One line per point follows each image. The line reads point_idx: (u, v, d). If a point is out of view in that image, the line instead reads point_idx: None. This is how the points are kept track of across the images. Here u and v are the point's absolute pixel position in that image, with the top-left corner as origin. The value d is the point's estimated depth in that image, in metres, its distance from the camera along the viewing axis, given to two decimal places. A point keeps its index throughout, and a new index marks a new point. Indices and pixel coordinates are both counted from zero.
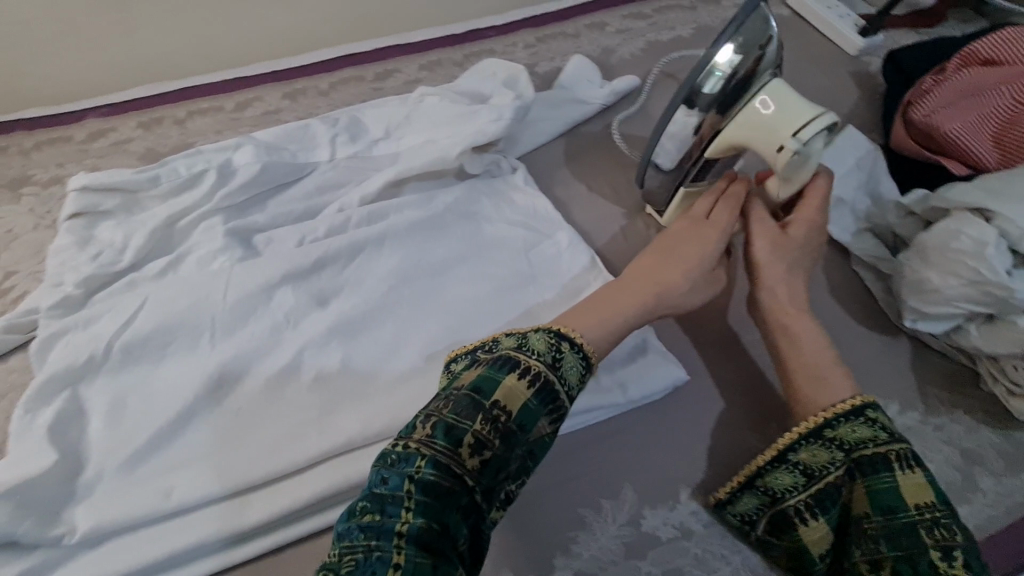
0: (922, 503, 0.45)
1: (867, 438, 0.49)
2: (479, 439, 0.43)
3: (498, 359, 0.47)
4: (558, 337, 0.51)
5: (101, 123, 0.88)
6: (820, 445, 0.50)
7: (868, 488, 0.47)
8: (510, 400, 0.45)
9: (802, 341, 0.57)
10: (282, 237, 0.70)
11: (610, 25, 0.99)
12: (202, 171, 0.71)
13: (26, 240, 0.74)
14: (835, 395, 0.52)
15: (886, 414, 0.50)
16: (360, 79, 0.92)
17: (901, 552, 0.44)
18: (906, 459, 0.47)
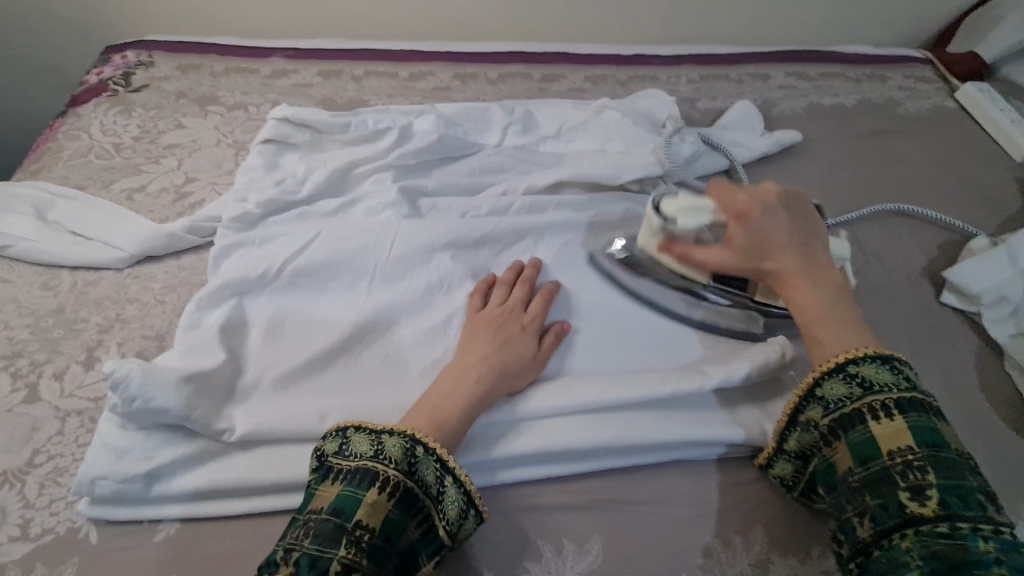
0: (896, 449, 0.44)
1: (888, 381, 0.46)
2: (354, 563, 0.42)
3: (356, 473, 0.45)
4: (414, 440, 0.47)
5: (285, 63, 0.93)
6: (839, 379, 0.48)
7: (850, 441, 0.46)
8: (371, 514, 0.44)
9: (809, 306, 0.52)
10: (446, 206, 0.73)
11: (774, 80, 1.00)
12: (386, 128, 0.75)
13: (207, 151, 0.79)
14: (840, 343, 0.49)
15: (874, 364, 0.47)
16: (527, 77, 0.95)
17: (881, 500, 0.43)
18: (885, 408, 0.45)
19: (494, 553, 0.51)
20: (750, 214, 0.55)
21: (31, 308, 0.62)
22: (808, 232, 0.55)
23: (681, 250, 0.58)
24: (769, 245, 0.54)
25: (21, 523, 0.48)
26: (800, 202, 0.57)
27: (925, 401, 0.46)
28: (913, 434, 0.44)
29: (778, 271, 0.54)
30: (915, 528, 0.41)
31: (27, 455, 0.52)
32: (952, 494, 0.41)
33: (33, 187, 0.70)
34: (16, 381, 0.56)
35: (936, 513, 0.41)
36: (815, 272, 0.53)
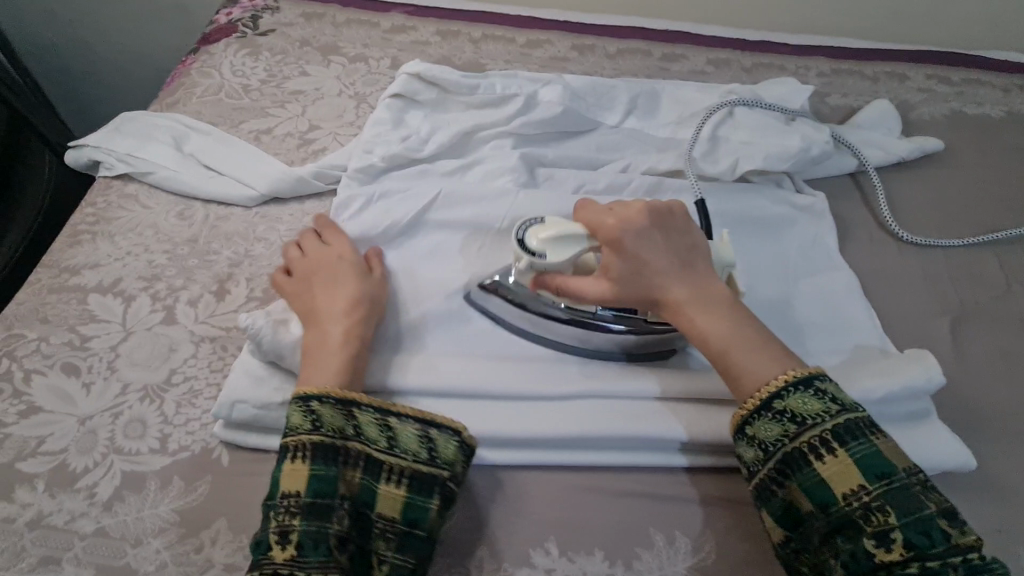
0: (848, 491, 0.42)
1: (818, 410, 0.44)
2: (290, 528, 0.43)
3: (297, 449, 0.45)
4: (340, 400, 0.47)
5: (404, 19, 0.92)
6: (770, 419, 0.45)
7: (801, 484, 0.43)
8: (296, 480, 0.44)
9: (711, 340, 0.48)
10: (564, 176, 0.71)
11: (911, 80, 0.92)
12: (513, 95, 0.73)
13: (329, 101, 0.79)
14: (757, 376, 0.46)
15: (797, 394, 0.45)
16: (647, 55, 0.92)
17: (850, 547, 0.41)
18: (825, 443, 0.43)
19: (605, 533, 0.49)
20: (621, 240, 0.50)
21: (168, 235, 0.64)
22: (687, 250, 0.52)
23: (556, 280, 0.53)
24: (650, 272, 0.50)
25: (160, 437, 0.51)
26: (677, 216, 0.53)
27: (860, 421, 0.44)
28: (859, 470, 0.42)
29: (668, 300, 0.50)
30: (887, 574, 0.39)
31: (165, 373, 0.54)
32: (915, 531, 0.40)
33: (170, 119, 0.72)
34: (154, 302, 0.59)
35: (903, 555, 0.39)
36: (707, 299, 0.50)
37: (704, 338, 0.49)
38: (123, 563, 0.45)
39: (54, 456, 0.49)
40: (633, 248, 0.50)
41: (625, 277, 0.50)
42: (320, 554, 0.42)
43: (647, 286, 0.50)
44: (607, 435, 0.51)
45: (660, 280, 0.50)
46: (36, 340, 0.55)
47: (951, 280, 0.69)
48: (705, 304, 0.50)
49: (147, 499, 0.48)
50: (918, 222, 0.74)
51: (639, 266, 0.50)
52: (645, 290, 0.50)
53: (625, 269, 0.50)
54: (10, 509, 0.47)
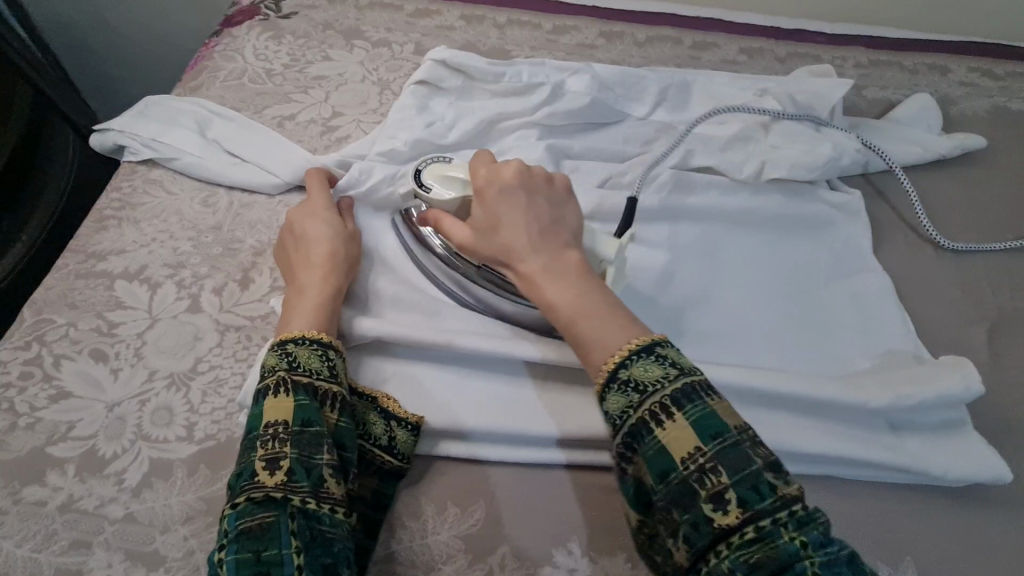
0: (685, 455, 0.38)
1: (657, 376, 0.40)
2: (280, 454, 0.41)
3: (291, 388, 0.44)
4: (323, 344, 0.48)
5: (428, 3, 0.90)
6: (615, 390, 0.40)
7: (644, 456, 0.39)
8: (279, 411, 0.43)
9: (560, 302, 0.45)
10: (591, 169, 0.69)
11: (953, 73, 0.89)
12: (540, 83, 0.72)
13: (353, 87, 0.78)
14: (602, 343, 0.42)
15: (643, 359, 0.41)
16: (677, 43, 0.89)
17: (690, 518, 0.37)
18: (664, 408, 0.39)
19: (628, 535, 0.49)
20: (486, 192, 0.51)
21: (192, 222, 0.64)
22: (554, 217, 0.50)
23: (435, 218, 0.54)
24: (506, 233, 0.48)
25: (186, 426, 0.51)
26: (555, 187, 0.52)
27: (696, 381, 0.40)
28: (695, 433, 0.38)
29: (522, 261, 0.47)
30: (727, 544, 0.36)
31: (191, 362, 0.55)
32: (744, 487, 0.36)
33: (193, 103, 0.72)
34: (180, 290, 0.59)
35: (739, 518, 0.36)
36: (564, 265, 0.47)
37: (549, 299, 0.46)
38: (152, 549, 0.46)
39: (83, 441, 0.50)
40: (502, 199, 0.50)
41: (488, 228, 0.49)
42: (311, 481, 0.41)
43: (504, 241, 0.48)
44: None
45: (517, 234, 0.48)
46: (65, 325, 0.56)
47: (990, 286, 0.67)
48: (557, 266, 0.47)
49: (174, 487, 0.48)
50: (956, 225, 0.72)
51: (500, 222, 0.49)
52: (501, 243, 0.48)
53: (487, 220, 0.50)
54: (42, 493, 0.48)
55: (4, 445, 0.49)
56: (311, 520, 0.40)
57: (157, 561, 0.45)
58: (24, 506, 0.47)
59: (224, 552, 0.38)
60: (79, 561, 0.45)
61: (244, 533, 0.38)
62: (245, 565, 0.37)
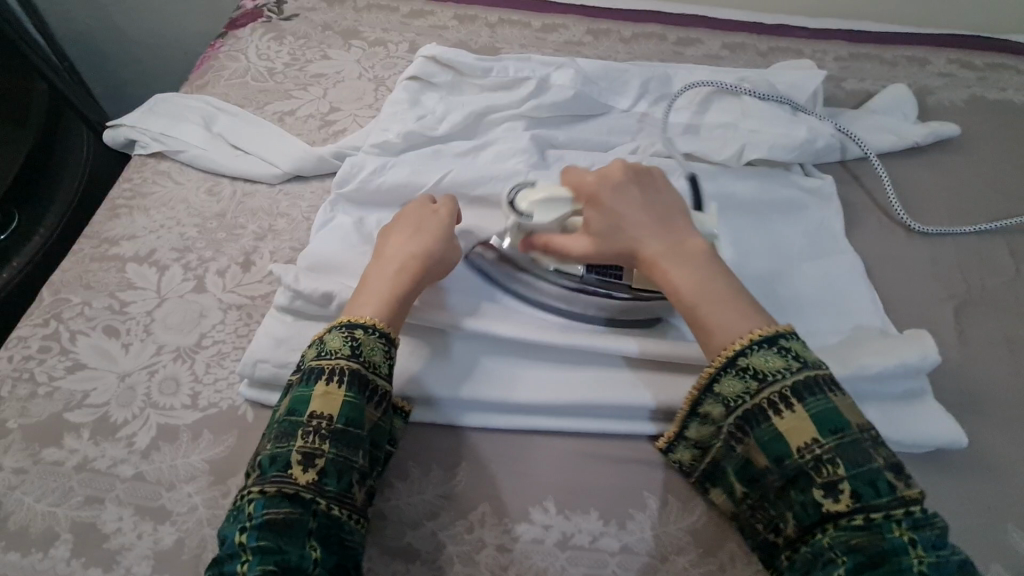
0: (803, 445, 0.43)
1: (779, 366, 0.45)
2: (319, 452, 0.44)
3: (346, 379, 0.47)
4: (388, 339, 0.50)
5: (422, 5, 0.94)
6: (733, 375, 0.46)
7: (758, 439, 0.45)
8: (330, 405, 0.46)
9: (685, 290, 0.50)
10: (574, 158, 0.72)
11: (932, 65, 0.91)
12: (525, 77, 0.75)
13: (350, 84, 0.82)
14: (731, 330, 0.47)
15: (763, 351, 0.46)
16: (662, 39, 0.92)
17: (801, 497, 0.43)
18: (784, 399, 0.44)
19: (600, 495, 0.52)
20: (599, 192, 0.54)
21: (198, 210, 0.68)
22: (665, 209, 0.54)
23: (543, 240, 0.54)
24: (625, 226, 0.53)
25: (191, 394, 0.55)
26: (655, 177, 0.57)
27: (819, 377, 0.44)
28: (814, 425, 0.43)
29: (646, 253, 0.52)
30: (833, 525, 0.41)
31: (196, 337, 0.59)
32: (862, 482, 0.41)
33: (199, 100, 0.76)
34: (186, 272, 0.63)
35: (849, 507, 0.41)
36: (684, 253, 0.52)
37: (678, 290, 0.50)
38: (158, 504, 0.50)
39: (96, 408, 0.54)
40: (617, 200, 0.54)
41: (610, 230, 0.53)
42: (341, 485, 0.44)
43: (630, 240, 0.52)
44: (606, 405, 0.54)
45: (638, 228, 0.53)
46: (80, 304, 0.60)
47: (959, 266, 0.69)
48: (686, 259, 0.51)
49: (179, 449, 0.52)
50: (928, 209, 0.74)
51: (617, 219, 0.53)
52: (625, 239, 0.53)
53: (605, 222, 0.53)
54: (59, 454, 0.52)
55: (25, 411, 0.54)
56: (330, 523, 0.43)
57: (163, 515, 0.49)
58: (44, 466, 0.51)
59: (245, 535, 0.42)
60: (93, 514, 0.49)
61: (267, 522, 0.41)
62: (264, 554, 0.41)
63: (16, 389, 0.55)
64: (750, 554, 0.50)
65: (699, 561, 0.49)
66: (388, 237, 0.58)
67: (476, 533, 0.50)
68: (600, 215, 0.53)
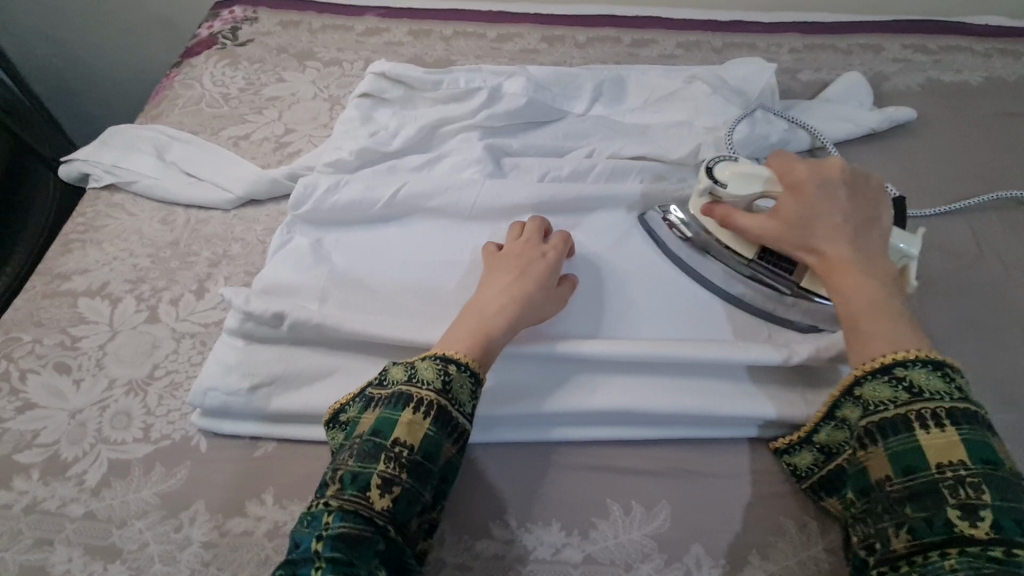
0: (946, 462, 0.40)
1: (938, 388, 0.43)
2: (396, 479, 0.43)
3: (436, 415, 0.45)
4: (478, 379, 0.48)
5: (377, 22, 0.95)
6: (884, 381, 0.44)
7: (891, 448, 0.42)
8: (414, 434, 0.45)
9: (858, 294, 0.48)
10: (529, 165, 0.72)
11: (887, 51, 0.91)
12: (477, 88, 0.75)
13: (305, 105, 0.82)
14: (888, 340, 0.45)
15: (925, 368, 0.43)
16: (617, 42, 0.92)
17: (925, 514, 0.39)
18: (934, 416, 0.42)
19: (560, 504, 0.51)
20: (805, 186, 0.54)
21: (152, 239, 0.68)
22: (866, 220, 0.53)
23: (724, 215, 0.58)
24: (818, 222, 0.53)
25: (143, 427, 0.54)
26: (866, 186, 0.55)
27: (975, 411, 0.42)
28: (965, 449, 0.40)
29: (825, 250, 0.52)
30: (958, 549, 0.37)
31: (148, 368, 0.58)
32: (1005, 517, 0.38)
33: (153, 130, 0.76)
34: (139, 303, 0.62)
35: (986, 535, 0.37)
36: (870, 263, 0.50)
37: (851, 288, 0.49)
38: (108, 543, 0.49)
39: (47, 447, 0.53)
40: (824, 199, 0.53)
41: (805, 220, 0.53)
42: (410, 513, 0.43)
43: (817, 236, 0.52)
44: (593, 412, 0.53)
45: (827, 228, 0.52)
46: (31, 342, 0.59)
47: (920, 249, 0.69)
48: (863, 269, 0.50)
49: (131, 484, 0.51)
50: (886, 193, 0.74)
51: (813, 214, 0.53)
52: (809, 233, 0.53)
53: (800, 215, 0.53)
54: (8, 497, 0.51)
55: None
56: (397, 553, 0.42)
57: (113, 554, 0.48)
58: None
59: (322, 544, 0.41)
60: (42, 557, 0.48)
61: (340, 537, 0.40)
62: (336, 568, 0.39)
63: None
64: (716, 557, 0.49)
65: (665, 567, 0.48)
66: (495, 270, 0.58)
67: (436, 553, 0.49)
68: (798, 206, 0.54)
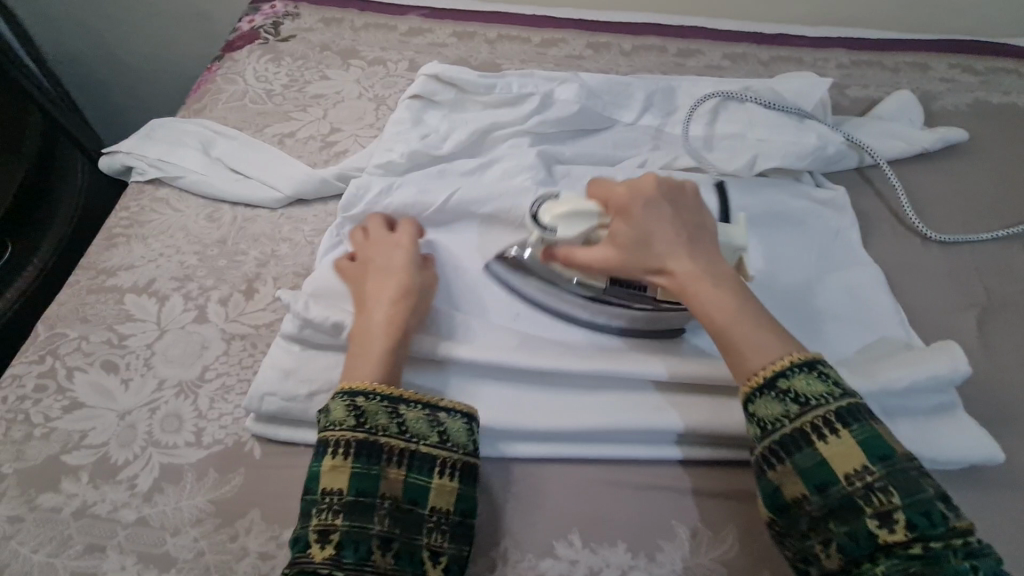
0: (851, 472, 0.41)
1: (821, 392, 0.43)
2: (333, 527, 0.43)
3: (360, 447, 0.45)
4: (388, 398, 0.47)
5: (420, 22, 0.94)
6: (773, 398, 0.44)
7: (799, 465, 0.42)
8: (338, 478, 0.44)
9: (716, 313, 0.47)
10: (581, 175, 0.71)
11: (934, 70, 0.91)
12: (529, 93, 0.74)
13: (349, 104, 0.81)
14: (758, 355, 0.45)
15: (802, 374, 0.44)
16: (663, 51, 0.92)
17: (848, 528, 0.40)
18: (828, 424, 0.42)
19: (624, 524, 0.50)
20: (631, 209, 0.51)
21: (198, 237, 0.66)
22: (693, 224, 0.52)
23: (564, 253, 0.53)
24: (652, 239, 0.50)
25: (195, 431, 0.53)
26: (688, 192, 0.54)
27: (859, 403, 0.43)
28: (862, 452, 0.41)
29: (671, 267, 0.50)
30: (886, 553, 0.39)
31: (198, 370, 0.56)
32: (916, 512, 0.39)
33: (198, 124, 0.75)
34: (187, 302, 0.61)
35: (905, 536, 0.39)
36: (714, 274, 0.49)
37: (702, 312, 0.48)
38: (162, 552, 0.47)
39: (96, 448, 0.52)
40: (649, 213, 0.51)
41: (640, 242, 0.50)
42: (358, 555, 0.42)
43: (654, 250, 0.50)
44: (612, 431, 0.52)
45: (664, 245, 0.50)
46: (77, 339, 0.58)
47: (977, 274, 0.68)
48: (709, 279, 0.49)
49: (183, 490, 0.50)
50: (940, 215, 0.73)
51: (644, 233, 0.51)
52: (649, 254, 0.50)
53: (631, 234, 0.51)
54: (57, 500, 0.49)
55: (20, 455, 0.51)
56: None
57: (168, 563, 0.47)
58: (40, 513, 0.49)
59: None
60: (93, 564, 0.47)
61: None
62: None
63: (11, 431, 0.52)
64: None
65: None
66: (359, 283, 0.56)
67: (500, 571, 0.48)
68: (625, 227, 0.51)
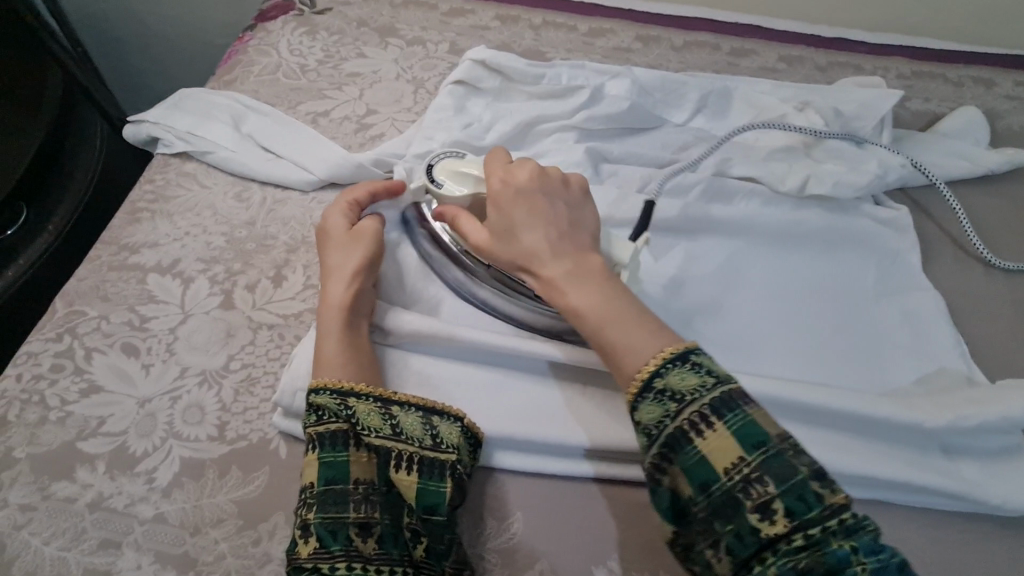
0: (729, 465, 0.37)
1: (695, 384, 0.40)
2: (310, 520, 0.42)
3: (325, 439, 0.44)
4: (341, 391, 0.46)
5: (462, 3, 0.89)
6: (650, 399, 0.40)
7: (683, 467, 0.38)
8: (311, 472, 0.44)
9: (585, 310, 0.44)
10: (629, 175, 0.67)
11: (999, 87, 0.86)
12: (579, 86, 0.71)
13: (386, 85, 0.77)
14: (630, 356, 0.42)
15: (677, 368, 0.40)
16: (716, 49, 0.87)
17: (731, 527, 0.36)
18: (703, 417, 0.39)
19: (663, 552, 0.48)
20: (500, 198, 0.50)
21: (226, 217, 0.63)
22: (568, 218, 0.49)
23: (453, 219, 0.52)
24: (521, 235, 0.48)
25: (218, 425, 0.50)
26: (572, 189, 0.51)
27: (732, 388, 0.40)
28: (735, 441, 0.38)
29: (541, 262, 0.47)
30: (773, 550, 0.35)
31: (223, 359, 0.54)
32: (790, 497, 0.36)
33: (230, 97, 0.71)
34: (212, 285, 0.58)
35: (786, 526, 0.36)
36: (582, 268, 0.46)
37: (571, 310, 0.45)
38: (181, 552, 0.45)
39: (114, 437, 0.49)
40: (524, 207, 0.49)
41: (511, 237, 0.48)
42: (343, 542, 0.41)
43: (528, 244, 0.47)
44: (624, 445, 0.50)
45: (537, 240, 0.47)
46: (97, 318, 0.55)
47: None
48: (578, 274, 0.46)
49: (204, 488, 0.47)
50: (1005, 244, 0.69)
51: (514, 229, 0.48)
52: (520, 248, 0.48)
53: (501, 226, 0.49)
54: (71, 489, 0.47)
55: (35, 439, 0.49)
56: None
57: (187, 564, 0.44)
58: (53, 502, 0.46)
59: None
60: (108, 561, 0.44)
61: None
62: None
63: (25, 412, 0.50)
64: None
65: None
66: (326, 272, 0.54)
67: None
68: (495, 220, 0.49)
